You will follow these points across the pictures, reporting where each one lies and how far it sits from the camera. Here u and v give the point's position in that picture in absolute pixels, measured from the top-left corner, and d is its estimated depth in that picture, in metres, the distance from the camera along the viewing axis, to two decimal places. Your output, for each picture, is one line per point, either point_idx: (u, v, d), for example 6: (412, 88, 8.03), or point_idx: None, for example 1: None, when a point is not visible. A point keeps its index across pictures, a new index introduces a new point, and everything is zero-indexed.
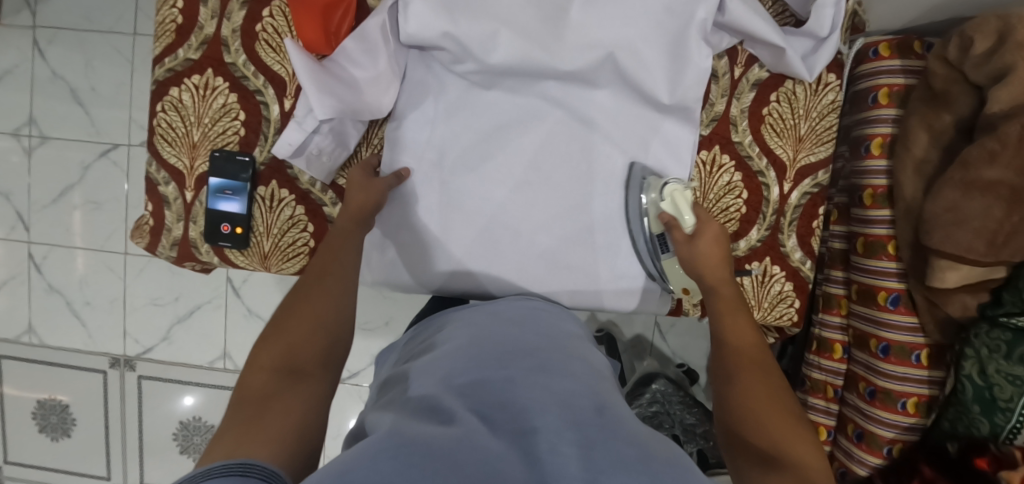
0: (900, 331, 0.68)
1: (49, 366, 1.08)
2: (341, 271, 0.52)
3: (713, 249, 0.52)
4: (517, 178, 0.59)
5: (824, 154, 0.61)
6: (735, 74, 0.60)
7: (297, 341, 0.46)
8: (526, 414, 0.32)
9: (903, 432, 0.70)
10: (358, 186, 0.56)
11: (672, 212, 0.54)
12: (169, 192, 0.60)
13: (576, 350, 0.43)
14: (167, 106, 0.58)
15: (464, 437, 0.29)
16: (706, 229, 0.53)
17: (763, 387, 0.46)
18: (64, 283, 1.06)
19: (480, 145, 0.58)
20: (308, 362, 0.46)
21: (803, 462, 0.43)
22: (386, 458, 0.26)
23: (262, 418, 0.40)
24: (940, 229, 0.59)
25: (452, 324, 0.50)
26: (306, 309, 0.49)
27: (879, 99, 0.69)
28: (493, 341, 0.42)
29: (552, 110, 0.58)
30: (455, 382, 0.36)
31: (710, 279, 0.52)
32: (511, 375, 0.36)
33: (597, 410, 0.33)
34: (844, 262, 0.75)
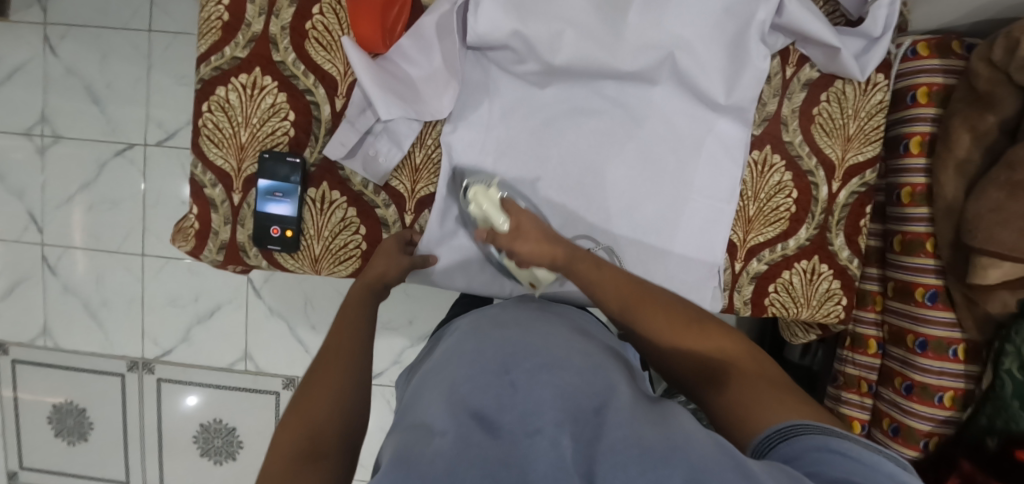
0: (938, 326, 0.70)
1: (65, 369, 1.06)
2: (353, 326, 0.48)
3: (535, 247, 0.49)
4: (573, 180, 0.59)
5: (872, 153, 0.61)
6: (787, 74, 0.60)
7: (315, 415, 0.39)
8: (529, 416, 0.33)
9: (939, 425, 0.71)
10: (383, 254, 0.55)
11: (484, 215, 0.54)
12: (216, 194, 0.58)
13: (579, 343, 0.44)
14: (213, 106, 0.57)
15: (463, 453, 0.30)
16: (528, 221, 0.50)
17: (667, 319, 0.46)
18: (80, 285, 1.04)
19: (530, 163, 0.58)
20: (329, 442, 0.37)
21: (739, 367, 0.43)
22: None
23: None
24: (982, 229, 0.61)
25: (461, 322, 0.53)
26: (321, 382, 0.42)
27: (918, 98, 0.69)
28: (488, 337, 0.44)
29: (606, 111, 0.58)
30: (458, 387, 0.37)
31: (552, 259, 0.49)
32: (512, 378, 0.37)
33: (594, 412, 0.34)
34: (880, 260, 0.77)
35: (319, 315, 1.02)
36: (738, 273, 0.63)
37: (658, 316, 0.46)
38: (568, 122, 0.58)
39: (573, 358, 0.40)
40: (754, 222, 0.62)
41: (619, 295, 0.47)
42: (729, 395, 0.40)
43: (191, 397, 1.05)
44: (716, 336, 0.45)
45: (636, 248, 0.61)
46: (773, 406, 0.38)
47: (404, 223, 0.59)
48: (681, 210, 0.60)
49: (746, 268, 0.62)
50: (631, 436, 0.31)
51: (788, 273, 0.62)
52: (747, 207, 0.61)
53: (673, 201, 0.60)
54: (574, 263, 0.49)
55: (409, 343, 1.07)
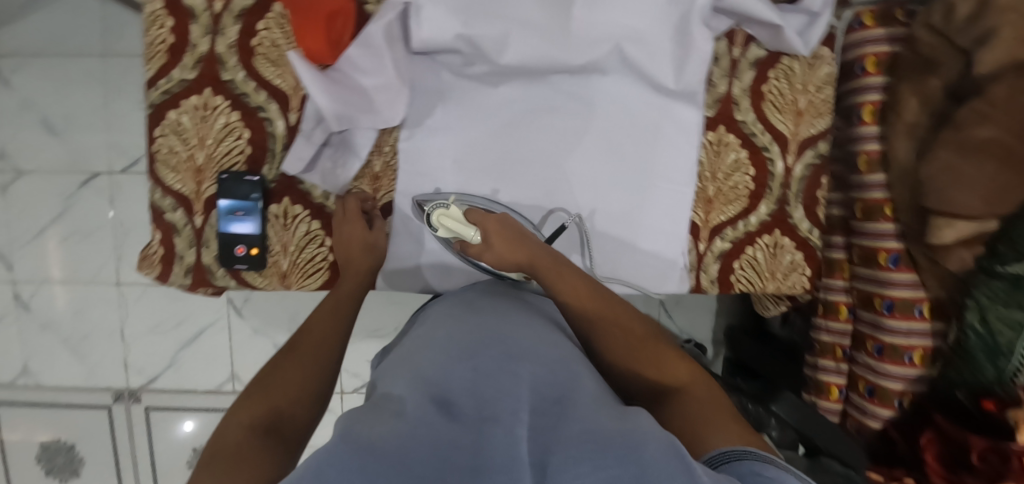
0: (902, 287, 0.71)
1: (50, 407, 1.04)
2: (332, 318, 0.53)
3: (505, 243, 0.51)
4: (538, 176, 0.59)
5: (823, 125, 0.62)
6: (735, 54, 0.61)
7: (281, 398, 0.44)
8: (486, 403, 0.36)
9: (911, 384, 0.73)
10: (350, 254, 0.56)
11: (454, 234, 0.53)
12: (177, 218, 0.58)
13: (550, 334, 0.46)
14: (166, 130, 0.56)
15: (419, 431, 0.32)
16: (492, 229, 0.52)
17: (631, 333, 0.49)
18: (59, 321, 1.02)
19: (495, 173, 0.59)
20: (290, 424, 0.43)
21: (692, 387, 0.46)
22: (333, 467, 0.29)
23: (229, 472, 0.36)
24: (939, 188, 0.62)
25: (439, 303, 0.55)
26: (283, 379, 0.46)
27: (867, 67, 0.71)
28: (462, 323, 0.47)
29: (566, 107, 0.58)
30: (423, 374, 0.40)
31: (520, 259, 0.51)
32: (477, 363, 0.40)
33: (552, 401, 0.37)
34: (845, 228, 0.78)
35: None
36: (702, 253, 0.64)
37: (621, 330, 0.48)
38: (527, 124, 0.58)
39: (540, 349, 0.42)
40: (714, 202, 0.63)
41: (589, 305, 0.49)
42: (684, 412, 0.43)
43: (186, 423, 1.05)
44: (674, 356, 0.48)
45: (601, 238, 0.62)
46: (721, 426, 0.41)
47: None
48: (643, 200, 0.61)
49: (710, 247, 0.63)
50: (589, 424, 0.34)
51: (752, 249, 0.64)
52: (706, 187, 0.62)
53: (636, 188, 0.61)
54: (537, 266, 0.50)
55: None
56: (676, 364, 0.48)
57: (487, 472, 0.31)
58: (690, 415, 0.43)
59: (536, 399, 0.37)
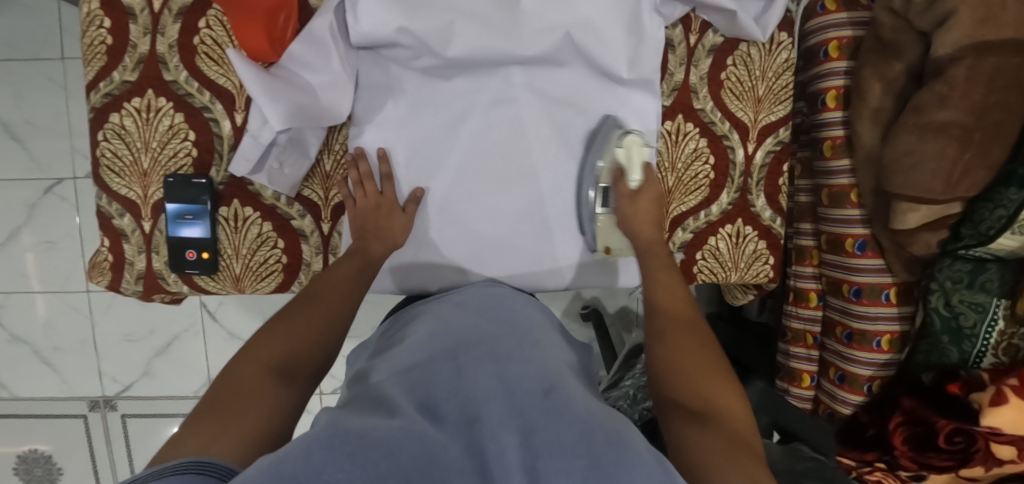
0: (869, 273, 0.71)
1: (24, 418, 1.02)
2: (331, 291, 0.50)
3: (651, 209, 0.55)
4: (491, 171, 0.58)
5: (783, 112, 0.62)
6: (691, 41, 0.60)
7: (295, 343, 0.45)
8: (470, 404, 0.34)
9: (880, 369, 0.73)
10: (351, 253, 0.54)
11: (625, 162, 0.56)
12: (125, 224, 0.57)
13: (535, 335, 0.45)
14: (109, 134, 0.55)
15: (407, 428, 0.31)
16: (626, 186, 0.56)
17: (692, 348, 0.46)
18: (28, 332, 0.99)
19: (457, 172, 0.58)
20: (304, 365, 0.44)
21: (725, 412, 0.41)
22: (319, 448, 0.27)
23: (236, 412, 0.37)
24: (900, 174, 0.62)
25: (427, 316, 0.52)
26: (293, 332, 0.46)
27: (830, 52, 0.70)
28: (453, 331, 0.45)
29: (529, 101, 0.57)
30: (410, 378, 0.38)
31: (645, 241, 0.55)
32: (460, 364, 0.38)
33: (543, 392, 0.34)
34: (813, 214, 0.77)
35: None
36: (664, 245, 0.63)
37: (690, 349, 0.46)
38: (488, 122, 0.57)
39: (535, 351, 0.41)
40: (674, 192, 0.62)
41: (671, 311, 0.50)
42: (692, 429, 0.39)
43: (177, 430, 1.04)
44: (726, 390, 0.43)
45: (558, 234, 0.61)
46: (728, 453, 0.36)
47: (323, 231, 0.59)
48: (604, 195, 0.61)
49: (671, 238, 0.63)
50: (580, 418, 0.32)
51: (714, 239, 0.63)
52: (665, 178, 0.61)
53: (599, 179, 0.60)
54: (652, 252, 0.54)
55: None
56: (720, 391, 0.43)
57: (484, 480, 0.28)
58: (705, 440, 0.37)
59: (525, 392, 0.34)
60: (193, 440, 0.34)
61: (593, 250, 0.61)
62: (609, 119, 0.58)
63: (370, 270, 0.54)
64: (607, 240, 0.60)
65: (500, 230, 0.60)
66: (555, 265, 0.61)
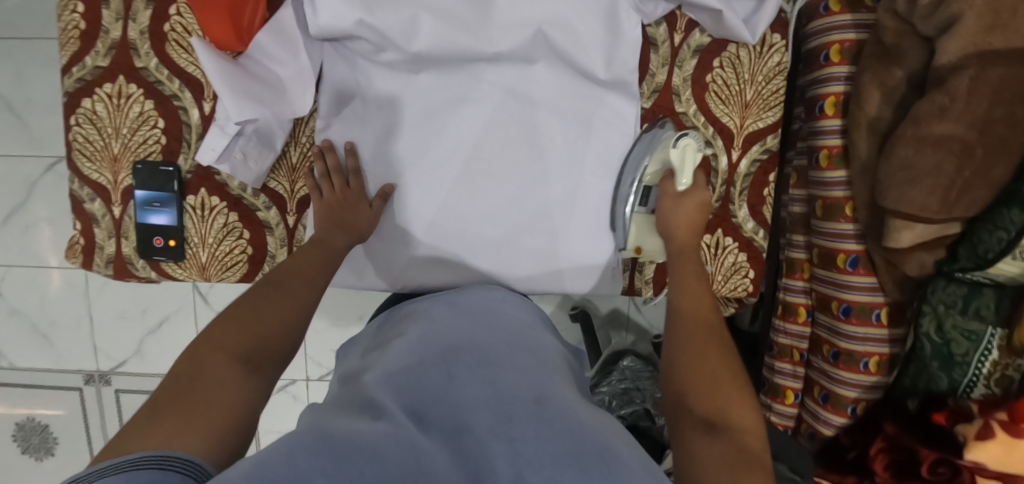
0: (860, 291, 0.68)
1: (23, 387, 1.06)
2: (313, 274, 0.49)
3: (693, 216, 0.54)
4: (457, 171, 0.56)
5: (772, 119, 0.59)
6: (675, 41, 0.56)
7: (263, 330, 0.43)
8: (459, 412, 0.34)
9: (865, 391, 0.71)
10: (317, 242, 0.52)
11: (677, 162, 0.54)
12: (96, 209, 0.57)
13: (527, 339, 0.44)
14: (81, 119, 0.55)
15: (399, 432, 0.31)
16: (672, 187, 0.54)
17: (709, 355, 0.44)
18: (28, 305, 1.02)
19: (424, 172, 0.56)
20: (268, 354, 0.42)
21: (744, 426, 0.39)
22: (306, 453, 0.27)
23: (195, 405, 0.35)
24: (894, 188, 0.58)
25: (417, 315, 0.50)
26: (264, 313, 0.44)
27: (831, 56, 0.66)
28: (443, 333, 0.43)
29: (507, 101, 0.55)
30: (397, 379, 0.37)
31: (678, 248, 0.53)
32: (450, 370, 0.38)
33: (537, 401, 0.34)
34: (806, 226, 0.73)
35: None
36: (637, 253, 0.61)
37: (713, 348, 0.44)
38: (459, 123, 0.56)
39: (530, 360, 0.40)
40: None
41: (690, 316, 0.47)
42: (706, 451, 0.37)
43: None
44: (744, 400, 0.41)
45: (529, 239, 0.58)
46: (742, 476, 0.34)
47: (288, 224, 0.58)
48: (576, 200, 0.58)
49: None
50: (576, 425, 0.32)
51: None
52: None
53: (576, 183, 0.57)
54: (684, 255, 0.52)
55: None
56: (737, 401, 0.41)
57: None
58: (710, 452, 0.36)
59: (520, 400, 0.34)
60: (148, 437, 0.32)
61: (622, 249, 0.58)
62: (666, 126, 0.56)
63: (335, 264, 0.52)
64: (640, 240, 0.57)
65: (470, 231, 0.58)
66: (527, 271, 0.59)
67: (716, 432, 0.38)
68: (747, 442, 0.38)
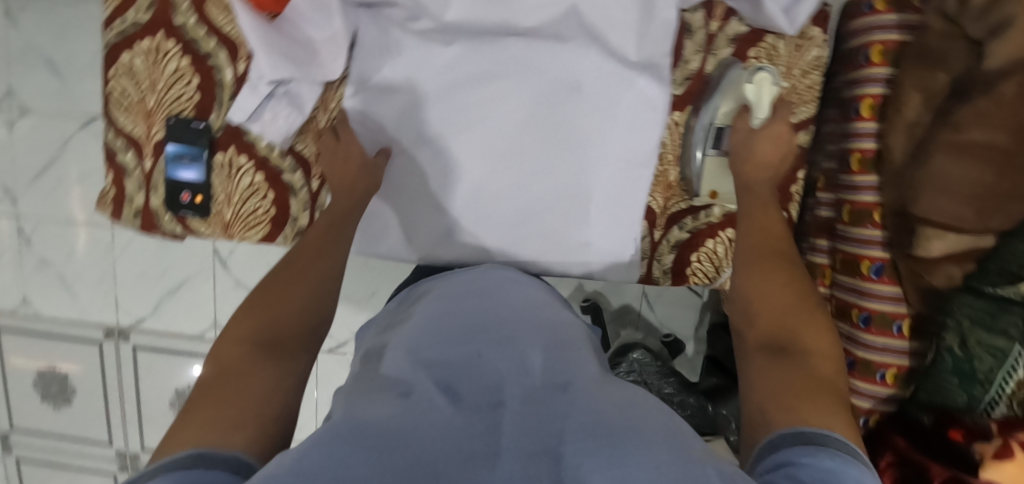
0: (882, 300, 0.66)
1: (46, 336, 1.09)
2: (332, 247, 0.51)
3: (770, 152, 0.51)
4: (498, 147, 0.57)
5: (807, 113, 0.57)
6: (712, 28, 0.55)
7: (281, 314, 0.44)
8: (493, 388, 0.33)
9: (880, 403, 0.69)
10: (339, 213, 0.53)
11: (752, 97, 0.53)
12: (128, 160, 0.59)
13: (546, 319, 0.43)
14: (120, 71, 0.57)
15: (423, 414, 0.30)
16: (742, 123, 0.53)
17: (779, 282, 0.44)
18: (56, 258, 1.05)
19: (443, 152, 0.57)
20: (293, 338, 0.43)
21: (816, 351, 0.40)
22: (342, 440, 0.26)
23: (230, 399, 0.36)
24: (924, 195, 0.59)
25: (432, 293, 0.50)
26: (282, 296, 0.46)
27: (872, 56, 0.64)
28: (463, 312, 0.43)
29: (534, 81, 0.55)
30: (421, 355, 0.37)
31: (749, 184, 0.51)
32: (475, 348, 0.37)
33: (559, 388, 0.34)
34: (829, 231, 0.72)
35: None
36: (657, 241, 0.61)
37: (785, 280, 0.45)
38: (484, 102, 0.55)
39: (552, 338, 0.40)
40: (674, 189, 0.59)
41: (760, 242, 0.47)
42: (775, 371, 0.39)
43: (189, 368, 1.08)
44: (816, 323, 0.42)
45: (544, 224, 0.58)
46: (807, 401, 0.36)
47: (311, 189, 0.59)
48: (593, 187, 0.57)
49: (666, 236, 0.61)
50: (595, 407, 0.31)
51: (713, 242, 0.60)
52: (668, 171, 0.59)
53: (595, 171, 0.57)
54: (749, 191, 0.51)
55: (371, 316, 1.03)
56: (807, 325, 0.42)
57: (495, 460, 0.27)
58: (782, 377, 0.38)
59: (543, 386, 0.34)
60: (191, 433, 0.33)
61: (695, 197, 0.59)
62: (734, 66, 0.55)
63: (348, 233, 0.53)
64: (712, 184, 0.57)
65: (488, 210, 0.58)
66: (541, 252, 0.59)
67: (784, 356, 0.40)
68: (820, 368, 0.39)
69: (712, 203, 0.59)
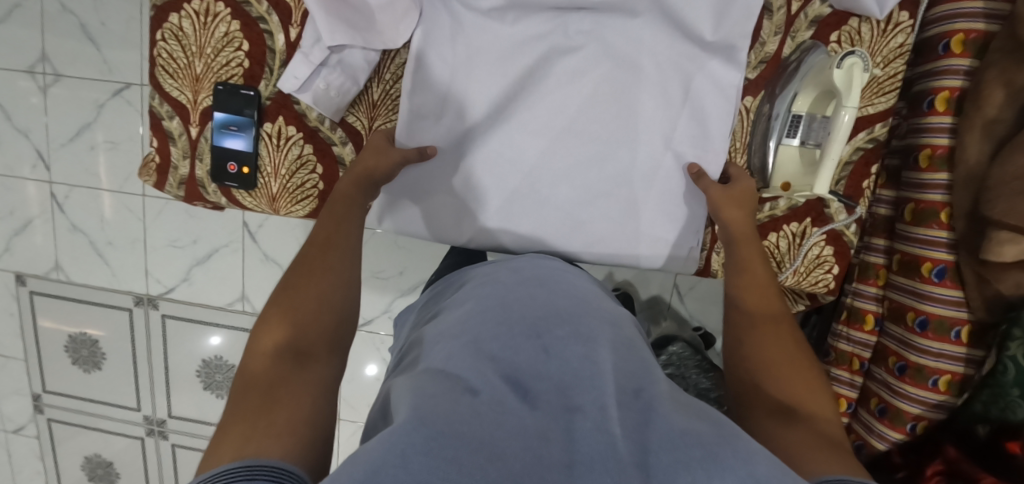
0: (943, 304, 0.62)
1: (78, 301, 1.10)
2: (343, 241, 0.49)
3: (743, 198, 0.52)
4: (555, 127, 0.54)
5: (884, 105, 0.54)
6: (793, 9, 0.52)
7: (303, 319, 0.43)
8: (567, 390, 0.32)
9: (929, 409, 0.65)
10: (340, 198, 0.51)
11: (841, 83, 0.50)
12: (173, 127, 0.57)
13: (609, 311, 0.42)
14: (167, 34, 0.54)
15: (498, 420, 0.29)
16: (716, 189, 0.52)
17: (780, 345, 0.45)
18: (88, 223, 1.05)
19: (490, 142, 0.55)
20: (315, 344, 0.42)
21: (819, 416, 0.41)
22: (415, 454, 0.25)
23: (265, 409, 0.36)
24: (1003, 199, 0.53)
25: (472, 281, 0.46)
26: (301, 300, 0.45)
27: (951, 46, 0.60)
28: (513, 305, 0.39)
29: (595, 69, 0.52)
30: (485, 349, 0.35)
31: (731, 224, 0.51)
32: (546, 343, 0.36)
33: (632, 393, 0.33)
34: (888, 231, 0.69)
35: None
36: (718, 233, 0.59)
37: (782, 341, 0.46)
38: (537, 92, 0.53)
39: (614, 335, 0.38)
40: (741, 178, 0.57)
41: (755, 308, 0.48)
42: (784, 434, 0.39)
43: (217, 338, 1.08)
44: (817, 389, 0.43)
45: (593, 216, 0.56)
46: (817, 454, 0.36)
47: None
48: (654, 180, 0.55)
49: None
50: (675, 427, 0.30)
51: (775, 236, 0.58)
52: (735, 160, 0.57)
53: (654, 163, 0.55)
54: (739, 244, 0.51)
55: (399, 295, 1.02)
56: (810, 392, 0.42)
57: (576, 470, 0.27)
58: (796, 438, 0.38)
59: (614, 391, 0.32)
60: (230, 450, 0.33)
61: (765, 188, 0.56)
62: (817, 49, 0.52)
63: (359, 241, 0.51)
64: (785, 173, 0.54)
65: (529, 204, 0.56)
66: (581, 245, 0.57)
67: (792, 421, 0.40)
68: (828, 431, 0.39)
69: (779, 196, 0.56)
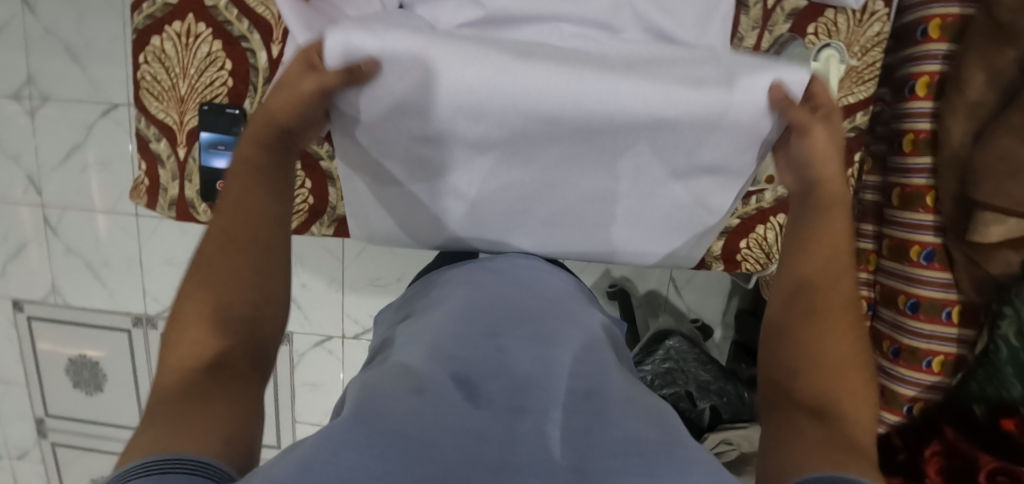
0: (933, 287, 0.63)
1: (76, 325, 1.10)
2: (262, 205, 0.41)
3: (830, 143, 0.41)
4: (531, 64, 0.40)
5: (866, 93, 0.55)
6: (769, 3, 0.53)
7: (227, 303, 0.38)
8: (515, 391, 0.31)
9: (924, 391, 0.66)
10: (237, 160, 0.41)
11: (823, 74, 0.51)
12: (161, 149, 0.57)
13: (580, 313, 0.42)
14: (149, 56, 0.54)
15: (438, 418, 0.27)
16: (824, 138, 0.40)
17: (834, 336, 0.41)
18: (82, 246, 1.05)
19: (449, 84, 0.39)
20: (241, 329, 0.38)
21: (854, 419, 0.39)
22: (350, 451, 0.24)
23: (192, 408, 0.33)
24: (990, 180, 0.53)
25: (454, 281, 0.46)
26: (219, 279, 0.39)
27: (929, 32, 0.60)
28: (491, 304, 0.40)
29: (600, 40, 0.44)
30: (442, 350, 0.34)
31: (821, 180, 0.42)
32: (501, 344, 0.36)
33: (583, 396, 0.31)
34: (877, 216, 0.68)
35: (307, 272, 1.02)
36: None
37: (839, 329, 0.41)
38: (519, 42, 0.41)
39: (587, 338, 0.38)
40: None
41: (812, 287, 0.43)
42: (812, 433, 0.38)
43: None
44: (862, 391, 0.40)
45: (586, 214, 0.49)
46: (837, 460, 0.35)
47: None
48: (705, 135, 0.42)
49: None
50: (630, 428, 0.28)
51: (762, 228, 0.60)
52: None
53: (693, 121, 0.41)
54: (820, 202, 0.43)
55: None
56: (852, 392, 0.40)
57: (515, 469, 0.25)
58: (820, 439, 0.37)
59: (567, 391, 0.31)
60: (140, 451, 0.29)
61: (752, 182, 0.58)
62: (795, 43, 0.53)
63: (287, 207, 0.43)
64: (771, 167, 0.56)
65: (517, 180, 0.46)
66: (564, 232, 0.51)
67: (823, 421, 0.39)
68: (859, 438, 0.38)
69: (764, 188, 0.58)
